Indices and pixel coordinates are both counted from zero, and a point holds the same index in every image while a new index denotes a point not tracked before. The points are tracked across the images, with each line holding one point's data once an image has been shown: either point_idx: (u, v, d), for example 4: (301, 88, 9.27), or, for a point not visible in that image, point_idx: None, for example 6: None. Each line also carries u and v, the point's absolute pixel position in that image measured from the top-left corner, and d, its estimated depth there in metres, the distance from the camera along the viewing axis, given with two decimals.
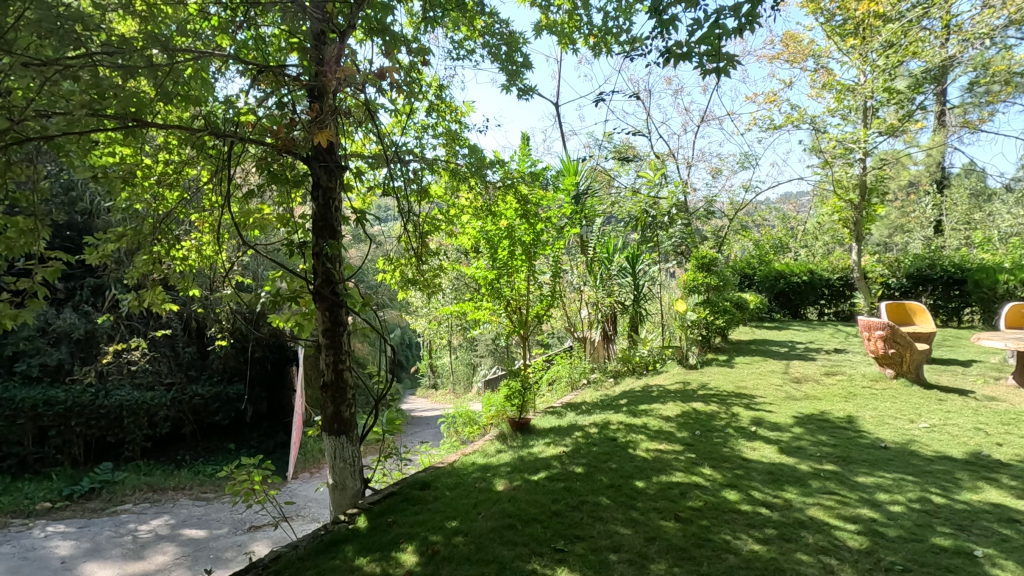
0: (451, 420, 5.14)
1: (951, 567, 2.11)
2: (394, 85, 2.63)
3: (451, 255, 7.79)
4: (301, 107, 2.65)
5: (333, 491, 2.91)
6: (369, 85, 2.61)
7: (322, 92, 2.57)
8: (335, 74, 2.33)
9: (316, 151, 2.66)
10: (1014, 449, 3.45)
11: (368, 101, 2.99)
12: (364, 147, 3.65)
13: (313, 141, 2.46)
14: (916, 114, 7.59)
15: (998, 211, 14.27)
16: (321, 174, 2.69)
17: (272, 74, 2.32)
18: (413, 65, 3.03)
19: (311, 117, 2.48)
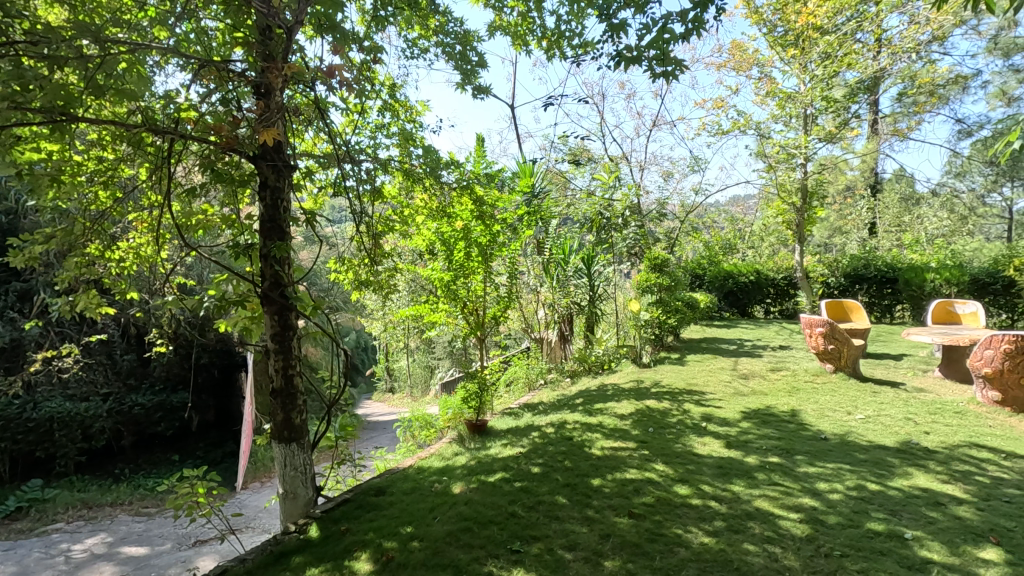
0: (407, 424, 5.07)
1: (884, 551, 2.23)
2: (345, 83, 2.56)
3: (406, 257, 7.69)
4: (247, 104, 2.55)
5: (283, 500, 2.80)
6: (319, 83, 2.54)
7: (269, 89, 2.47)
8: (283, 71, 2.25)
9: (263, 150, 2.56)
10: (940, 437, 3.69)
11: (319, 99, 2.91)
12: (315, 146, 3.56)
13: (259, 139, 2.37)
14: (851, 122, 7.99)
15: (925, 213, 15.25)
16: (269, 174, 2.59)
17: (215, 69, 2.22)
18: (365, 63, 2.97)
19: (257, 115, 2.39)
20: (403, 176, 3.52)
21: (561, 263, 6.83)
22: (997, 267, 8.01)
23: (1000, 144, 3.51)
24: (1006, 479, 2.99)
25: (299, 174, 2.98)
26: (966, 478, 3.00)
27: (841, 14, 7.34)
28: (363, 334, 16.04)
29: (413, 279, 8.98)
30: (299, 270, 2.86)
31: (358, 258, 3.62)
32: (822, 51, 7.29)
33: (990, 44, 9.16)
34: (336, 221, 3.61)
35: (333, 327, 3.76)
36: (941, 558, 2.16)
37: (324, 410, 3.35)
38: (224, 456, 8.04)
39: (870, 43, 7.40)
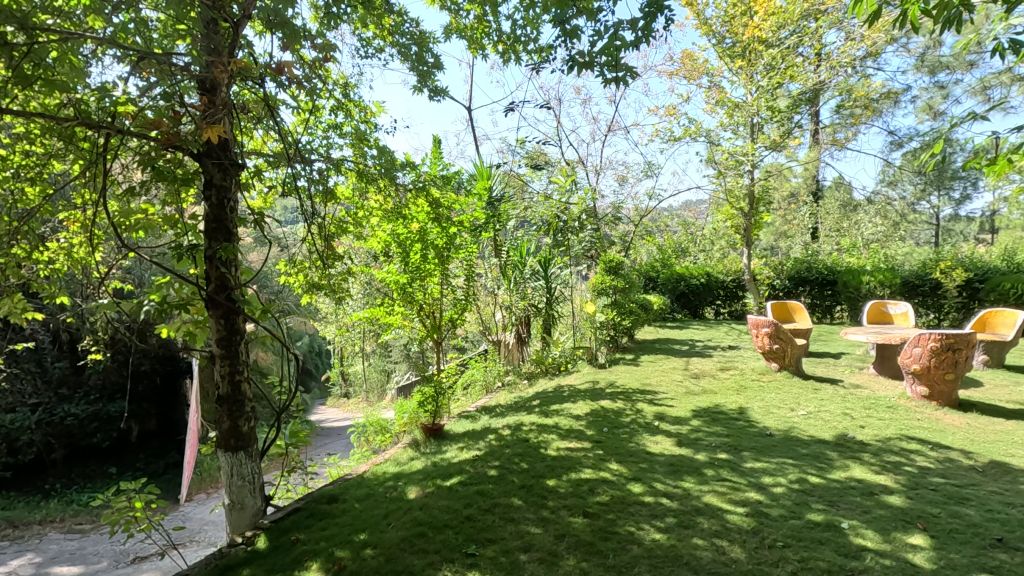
0: (361, 429, 4.97)
1: (823, 540, 2.34)
2: (296, 81, 2.49)
3: (360, 260, 7.56)
4: (192, 100, 2.44)
5: (229, 511, 2.69)
6: (268, 80, 2.46)
7: (216, 85, 2.38)
8: (229, 67, 2.17)
9: (208, 147, 2.45)
10: (874, 430, 3.90)
11: (268, 96, 2.83)
12: (265, 144, 3.46)
13: (204, 137, 2.28)
14: (795, 131, 8.34)
15: (862, 218, 16.16)
16: (214, 172, 2.48)
17: (156, 62, 2.13)
18: (317, 61, 2.90)
19: (203, 111, 2.29)
20: (357, 177, 3.46)
21: (518, 265, 6.76)
22: (926, 270, 8.56)
23: (926, 156, 3.75)
24: (932, 469, 3.19)
25: (247, 173, 2.87)
26: (896, 468, 3.19)
27: (784, 29, 7.72)
28: (317, 337, 15.95)
29: (369, 282, 8.85)
30: (247, 274, 2.76)
31: (311, 261, 3.53)
32: (767, 63, 7.62)
33: (917, 61, 9.81)
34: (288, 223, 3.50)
35: (284, 331, 3.65)
36: (873, 545, 2.28)
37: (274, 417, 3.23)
38: (167, 467, 7.67)
39: (811, 57, 7.82)
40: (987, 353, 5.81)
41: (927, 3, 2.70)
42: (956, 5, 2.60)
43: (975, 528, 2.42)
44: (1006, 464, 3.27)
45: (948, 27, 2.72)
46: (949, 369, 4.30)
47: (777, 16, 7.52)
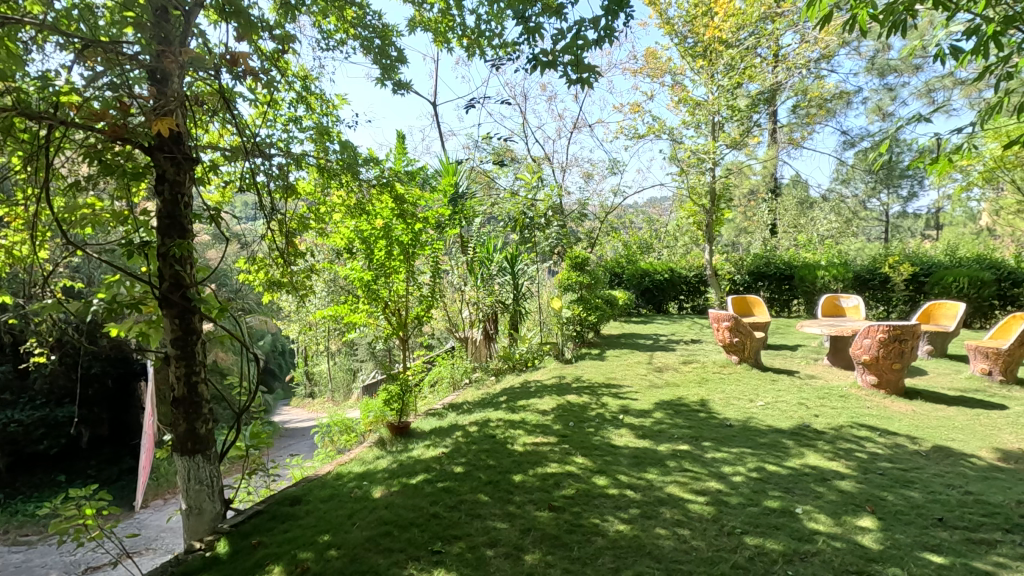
0: (326, 429, 4.90)
1: (779, 525, 2.42)
2: (253, 73, 2.42)
3: (321, 258, 7.41)
4: (142, 91, 2.34)
5: (187, 516, 2.60)
6: (224, 72, 2.38)
7: (168, 76, 2.28)
8: (181, 57, 2.08)
9: (160, 140, 2.35)
10: (828, 419, 4.06)
11: (224, 88, 2.74)
12: (222, 137, 3.35)
13: (156, 129, 2.19)
14: (753, 130, 8.48)
15: (817, 215, 16.73)
16: (167, 166, 2.38)
17: (103, 50, 2.03)
18: (276, 52, 2.83)
19: (154, 103, 2.20)
20: (320, 172, 3.39)
21: (484, 262, 6.74)
22: (876, 265, 8.96)
23: (874, 155, 3.92)
24: (880, 454, 3.34)
25: (201, 167, 2.78)
26: (848, 455, 3.33)
27: (743, 31, 7.93)
28: (280, 337, 15.64)
29: (332, 280, 8.70)
30: (204, 272, 2.67)
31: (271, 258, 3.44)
32: (727, 63, 7.80)
33: (868, 64, 10.22)
34: (248, 219, 3.40)
35: (243, 331, 3.55)
36: (825, 528, 2.38)
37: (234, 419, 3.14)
38: (121, 473, 7.40)
39: (769, 58, 8.09)
40: (932, 343, 6.11)
41: (875, 9, 2.81)
42: (901, 11, 2.72)
43: (918, 509, 2.55)
44: (947, 448, 3.45)
45: (894, 32, 2.85)
46: (896, 359, 4.51)
47: (737, 17, 7.77)
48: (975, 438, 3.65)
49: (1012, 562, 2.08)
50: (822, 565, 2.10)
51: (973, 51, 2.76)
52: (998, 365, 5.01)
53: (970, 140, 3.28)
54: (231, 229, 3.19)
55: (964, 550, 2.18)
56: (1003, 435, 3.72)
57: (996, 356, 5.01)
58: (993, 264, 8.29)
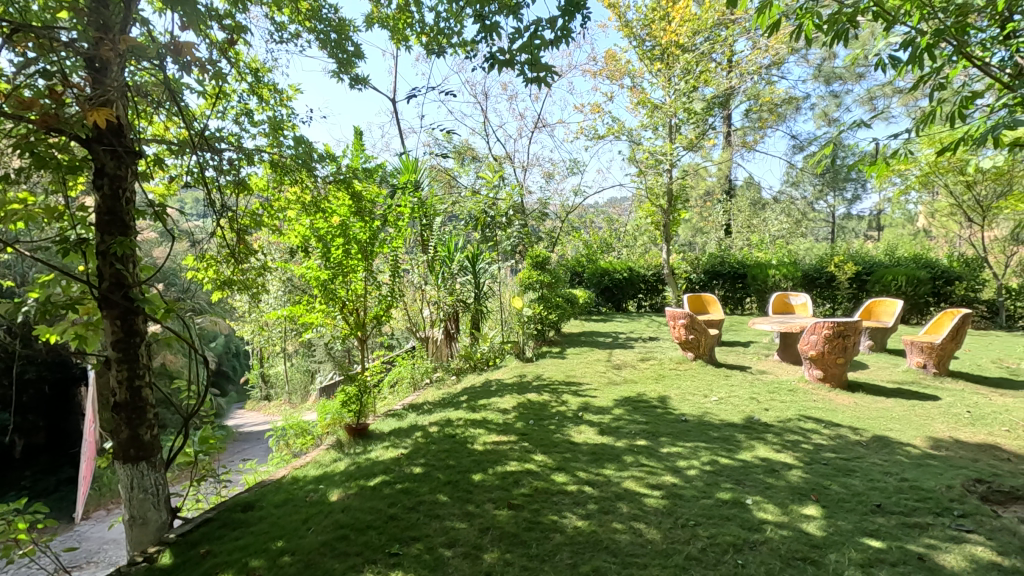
0: (281, 433, 4.76)
1: (730, 516, 2.50)
2: (200, 64, 2.31)
3: (276, 257, 7.20)
4: (79, 79, 2.18)
5: (130, 527, 2.46)
6: (170, 62, 2.26)
7: (108, 65, 2.14)
8: (120, 44, 1.96)
9: (99, 132, 2.19)
10: (777, 412, 4.22)
11: (170, 79, 2.62)
12: (168, 129, 3.19)
13: (93, 120, 2.04)
14: (709, 132, 8.68)
15: (769, 216, 17.34)
16: (107, 160, 2.22)
17: (34, 35, 1.89)
18: (225, 42, 2.71)
19: (91, 92, 2.05)
20: (273, 168, 3.28)
21: (446, 261, 6.66)
22: (822, 264, 9.36)
23: (818, 158, 4.09)
24: (825, 445, 3.49)
25: (144, 161, 2.63)
26: (795, 446, 3.46)
27: (699, 36, 8.13)
28: (234, 337, 15.24)
29: (288, 279, 8.48)
30: (149, 271, 2.54)
31: (221, 255, 3.30)
32: (683, 67, 7.99)
33: (815, 71, 10.67)
34: (197, 216, 3.25)
35: (192, 332, 3.41)
36: (772, 518, 2.46)
37: (182, 424, 3.01)
38: (59, 483, 6.99)
39: (723, 63, 8.42)
40: (872, 338, 6.43)
41: (819, 19, 2.92)
42: (843, 22, 2.83)
43: (859, 497, 2.67)
44: (886, 438, 3.63)
45: (837, 41, 2.97)
46: (840, 354, 4.72)
47: (693, 23, 7.96)
48: (910, 427, 3.86)
49: (942, 544, 2.20)
50: (770, 553, 2.17)
51: (908, 61, 2.90)
52: (932, 359, 5.32)
53: (905, 146, 3.47)
54: (182, 227, 3.05)
55: (899, 533, 2.29)
56: (935, 425, 3.94)
57: (930, 350, 5.32)
58: (928, 264, 8.80)
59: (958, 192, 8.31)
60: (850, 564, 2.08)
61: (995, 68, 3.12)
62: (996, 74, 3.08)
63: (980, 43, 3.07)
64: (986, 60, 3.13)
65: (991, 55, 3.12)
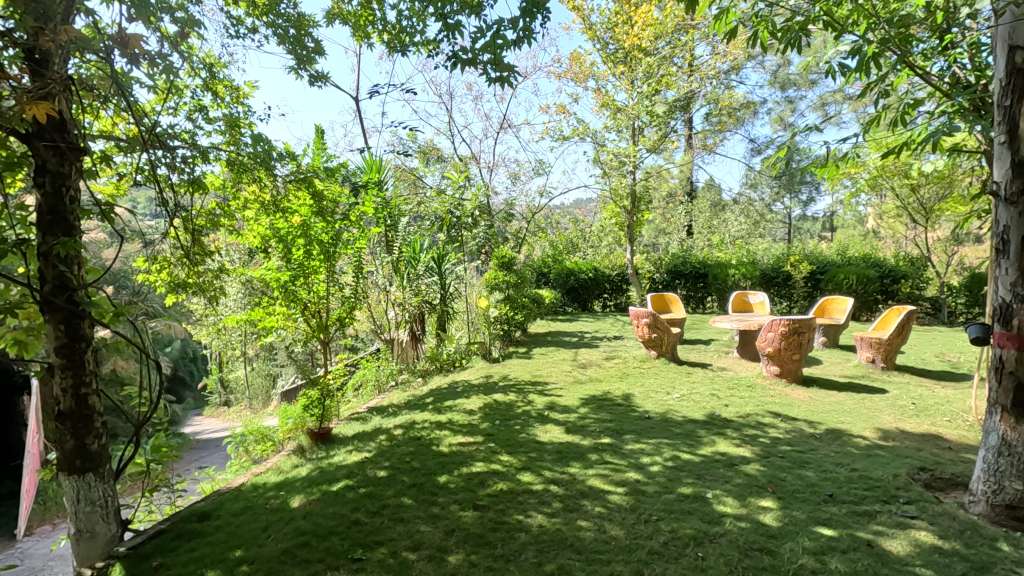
0: (240, 439, 4.62)
1: (691, 510, 2.55)
2: (151, 58, 2.22)
3: (234, 258, 6.98)
4: (16, 70, 2.03)
5: (76, 542, 2.30)
6: (118, 56, 2.15)
7: (49, 55, 2.01)
8: (62, 34, 1.85)
9: (39, 127, 2.03)
10: (737, 408, 4.33)
11: (116, 72, 2.50)
12: (115, 125, 3.04)
13: (32, 113, 1.89)
14: (671, 135, 8.87)
15: (729, 217, 17.82)
16: (49, 156, 2.07)
17: None
18: (177, 35, 2.61)
19: (29, 82, 1.92)
20: (230, 166, 3.20)
21: (411, 262, 6.56)
22: (779, 264, 9.68)
23: (773, 160, 4.22)
24: (782, 438, 3.60)
25: (91, 158, 2.49)
26: (753, 440, 3.57)
27: (660, 40, 8.30)
28: (190, 341, 14.75)
29: (249, 282, 8.26)
30: (97, 273, 2.39)
31: (176, 256, 3.16)
32: (645, 70, 8.14)
33: (771, 77, 11.03)
34: (150, 216, 3.11)
35: (146, 336, 3.28)
36: (731, 511, 2.53)
37: (134, 432, 2.87)
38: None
39: (684, 67, 8.62)
40: (825, 335, 6.68)
41: (773, 26, 3.02)
42: (796, 30, 2.93)
43: (812, 487, 2.77)
44: (838, 430, 3.78)
45: (790, 48, 3.06)
46: (796, 350, 4.89)
47: (654, 27, 8.11)
48: (860, 419, 4.03)
49: (889, 530, 2.27)
50: (728, 545, 2.23)
51: (857, 69, 3.02)
52: (880, 354, 5.56)
53: (854, 149, 3.62)
54: (137, 227, 2.93)
55: (850, 521, 2.37)
56: (883, 416, 4.12)
57: (878, 345, 5.56)
58: (877, 263, 9.21)
59: (904, 195, 8.73)
60: (804, 551, 2.15)
61: (935, 77, 3.29)
62: (937, 83, 3.24)
63: (922, 53, 3.23)
64: (927, 69, 3.29)
65: (931, 64, 3.28)
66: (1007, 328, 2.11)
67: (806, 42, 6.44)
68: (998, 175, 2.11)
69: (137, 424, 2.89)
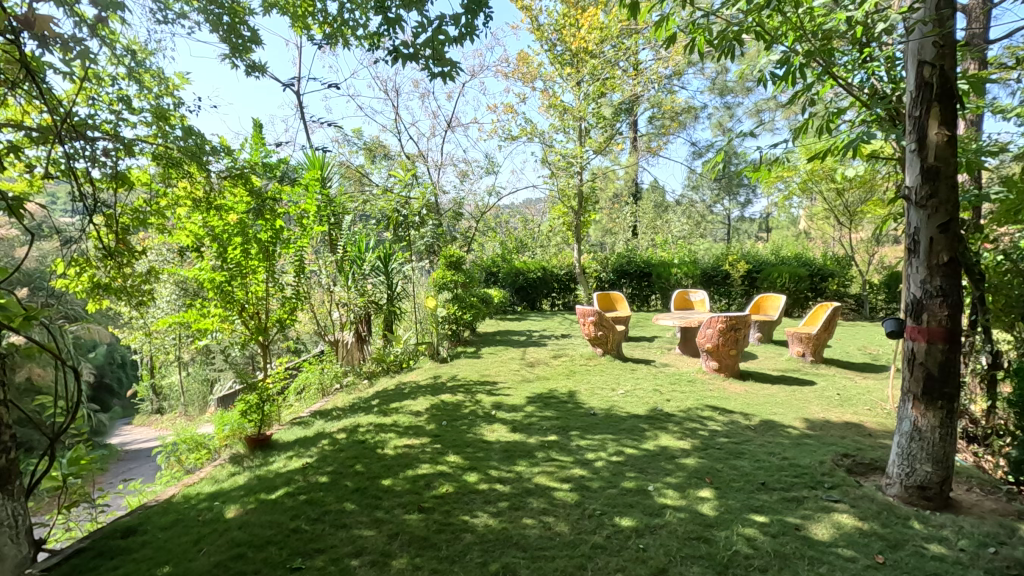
0: (172, 449, 4.39)
1: (633, 503, 2.61)
2: (63, 41, 2.05)
3: (165, 257, 6.59)
4: None
5: None
6: (26, 38, 1.99)
7: None
8: None
9: None
10: (678, 402, 4.46)
11: (26, 57, 2.30)
12: (27, 115, 2.78)
13: None
14: (617, 137, 9.05)
15: (672, 218, 18.37)
16: None
17: None
18: (97, 19, 2.44)
19: None
20: (157, 160, 2.94)
21: (356, 261, 6.34)
22: (718, 263, 10.05)
23: (712, 164, 4.35)
24: (719, 431, 3.74)
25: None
26: (693, 434, 3.69)
27: (606, 44, 8.44)
28: (117, 346, 13.89)
29: (182, 282, 7.82)
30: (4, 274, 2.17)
31: (101, 257, 2.85)
32: (591, 72, 8.27)
33: (710, 84, 11.47)
34: (66, 214, 2.83)
35: (64, 342, 3.00)
36: (672, 502, 2.60)
37: (49, 444, 2.59)
38: None
39: (629, 71, 8.82)
40: (760, 331, 7.00)
41: (710, 33, 3.11)
42: (730, 39, 3.03)
43: (747, 477, 2.89)
44: (771, 422, 3.96)
45: (725, 56, 3.17)
46: (732, 346, 5.10)
47: (600, 31, 8.24)
48: (791, 410, 4.24)
49: (815, 514, 2.39)
50: (668, 535, 2.29)
51: (785, 78, 3.17)
52: (810, 348, 5.88)
53: (785, 155, 3.80)
54: (53, 223, 2.66)
55: (780, 507, 2.48)
56: (812, 407, 4.36)
57: (808, 340, 5.88)
58: (807, 262, 9.73)
59: (831, 198, 9.27)
60: (739, 538, 2.23)
61: (856, 88, 3.48)
62: (858, 93, 3.44)
63: (845, 65, 3.41)
64: (849, 80, 3.48)
65: (852, 76, 3.48)
66: (918, 323, 2.26)
67: (742, 51, 6.71)
68: (909, 181, 2.26)
69: (53, 435, 2.60)
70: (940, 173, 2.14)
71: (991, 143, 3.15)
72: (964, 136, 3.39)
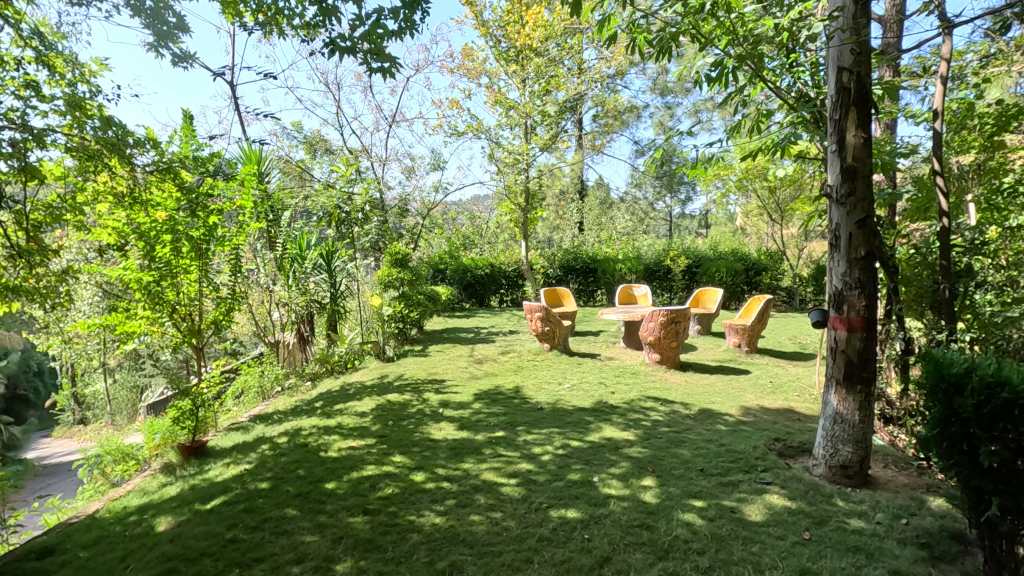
0: (94, 461, 4.09)
1: (578, 495, 2.65)
2: None
3: (84, 257, 6.13)
4: None
5: None
6: None
7: None
8: None
9: None
10: (622, 395, 4.58)
11: None
12: None
13: None
14: (562, 135, 9.14)
15: (617, 215, 18.76)
16: None
17: None
18: None
19: None
20: (73, 153, 2.67)
21: (297, 259, 5.99)
22: (660, 259, 10.37)
23: (653, 161, 4.44)
24: (660, 421, 3.87)
25: None
26: (636, 424, 3.79)
27: (551, 42, 8.51)
28: (32, 352, 12.93)
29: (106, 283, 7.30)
30: None
31: (10, 257, 2.59)
32: (535, 70, 8.35)
33: (652, 83, 11.76)
34: None
35: None
36: (616, 493, 2.66)
37: None
38: None
39: (574, 69, 8.92)
40: (700, 323, 7.26)
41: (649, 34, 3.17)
42: (667, 40, 3.10)
43: (686, 464, 3.00)
44: (709, 410, 4.13)
45: (663, 56, 3.23)
46: (673, 339, 5.28)
47: (544, 28, 8.32)
48: (728, 399, 4.44)
49: (748, 496, 2.51)
50: (612, 524, 2.34)
51: (718, 78, 3.27)
52: (744, 339, 6.16)
53: (720, 153, 3.93)
54: None
55: (717, 492, 2.59)
56: (746, 395, 4.57)
57: (743, 331, 6.16)
58: (742, 258, 10.18)
59: (764, 197, 9.74)
60: (679, 524, 2.30)
61: (784, 91, 3.64)
62: (786, 95, 3.61)
63: (773, 69, 3.57)
64: (777, 83, 3.62)
65: (780, 80, 3.65)
66: (839, 313, 2.40)
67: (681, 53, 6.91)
68: (830, 180, 2.39)
69: None
70: (857, 172, 2.29)
71: (904, 145, 3.38)
72: (880, 138, 3.63)
